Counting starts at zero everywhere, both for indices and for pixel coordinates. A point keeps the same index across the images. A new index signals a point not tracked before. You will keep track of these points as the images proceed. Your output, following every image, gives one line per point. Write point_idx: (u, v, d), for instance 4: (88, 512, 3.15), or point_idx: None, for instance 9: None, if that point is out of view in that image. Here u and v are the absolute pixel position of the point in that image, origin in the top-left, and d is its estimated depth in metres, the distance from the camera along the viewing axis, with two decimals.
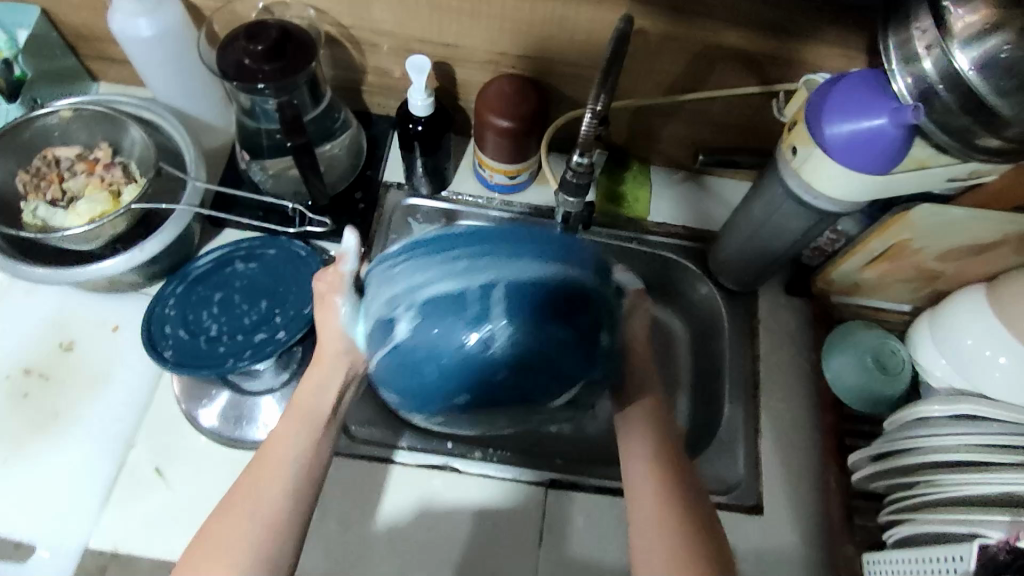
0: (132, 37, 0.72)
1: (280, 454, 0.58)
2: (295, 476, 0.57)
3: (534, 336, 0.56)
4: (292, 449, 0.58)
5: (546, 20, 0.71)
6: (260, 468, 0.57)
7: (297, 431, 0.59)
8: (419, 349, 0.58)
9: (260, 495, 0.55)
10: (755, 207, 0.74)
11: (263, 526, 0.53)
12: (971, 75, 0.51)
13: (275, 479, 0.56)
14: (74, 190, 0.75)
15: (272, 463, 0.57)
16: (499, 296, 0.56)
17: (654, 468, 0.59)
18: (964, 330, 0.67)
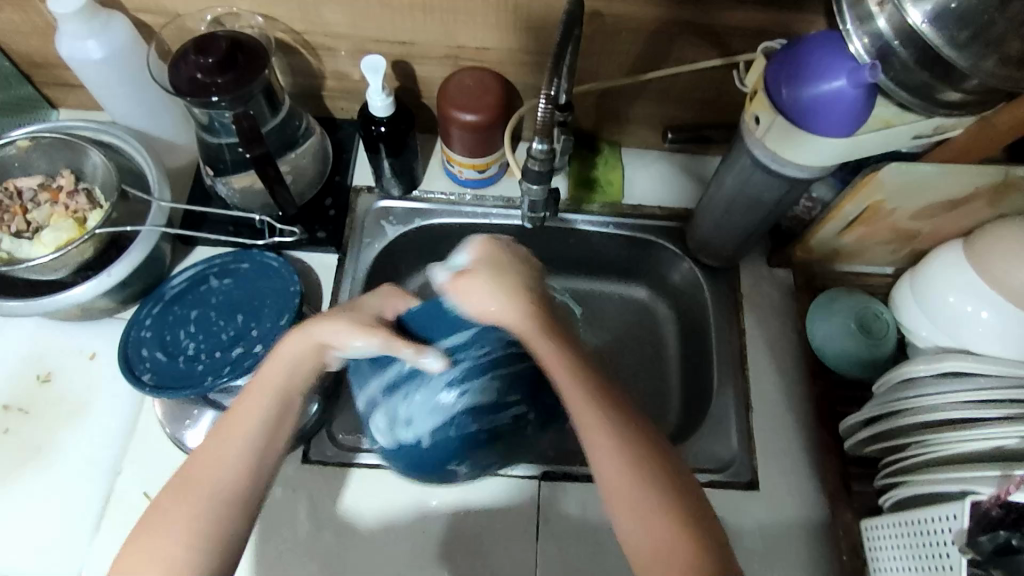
0: (81, 60, 0.71)
1: (221, 451, 0.54)
2: (231, 480, 0.53)
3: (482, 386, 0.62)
4: (230, 454, 0.54)
5: (498, 9, 0.71)
6: (197, 468, 0.53)
7: (239, 431, 0.55)
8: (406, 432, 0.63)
9: (218, 470, 0.53)
10: (726, 179, 0.73)
11: (197, 534, 0.50)
12: (926, 28, 0.49)
13: (234, 455, 0.54)
14: (39, 220, 0.74)
15: (208, 465, 0.53)
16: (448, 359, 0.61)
17: (622, 450, 0.52)
18: (944, 286, 0.66)
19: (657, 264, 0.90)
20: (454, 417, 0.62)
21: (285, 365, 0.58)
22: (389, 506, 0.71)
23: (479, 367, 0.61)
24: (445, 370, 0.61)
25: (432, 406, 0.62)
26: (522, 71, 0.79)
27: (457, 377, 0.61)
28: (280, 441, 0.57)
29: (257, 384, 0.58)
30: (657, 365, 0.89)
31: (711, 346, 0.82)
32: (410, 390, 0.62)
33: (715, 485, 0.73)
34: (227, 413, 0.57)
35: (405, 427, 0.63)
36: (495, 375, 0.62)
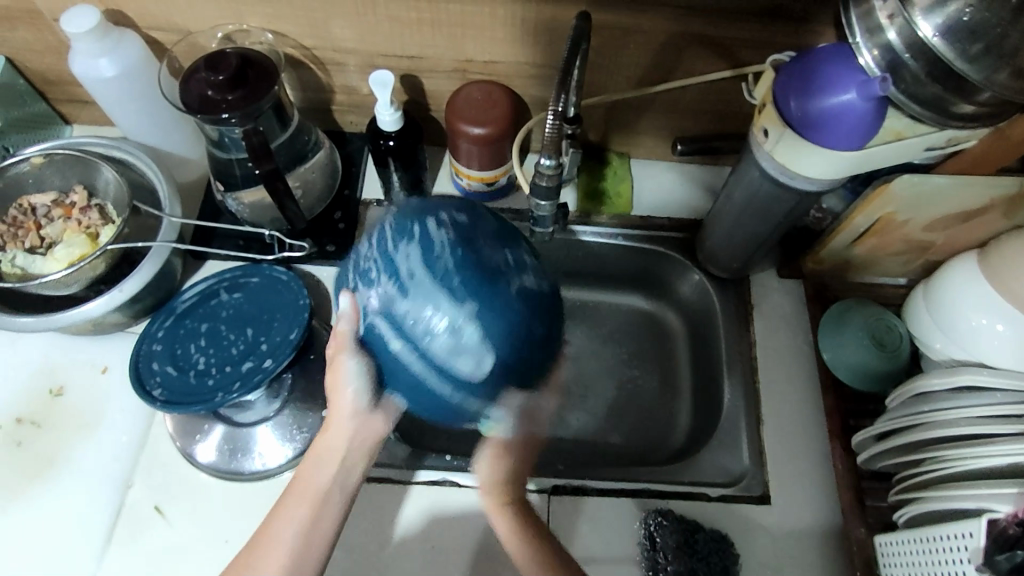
0: (93, 78, 0.72)
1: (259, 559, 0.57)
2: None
3: (413, 245, 0.50)
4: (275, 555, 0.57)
5: (506, 24, 0.71)
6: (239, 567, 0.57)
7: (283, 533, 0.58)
8: (451, 326, 0.49)
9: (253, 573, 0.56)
10: (736, 191, 0.73)
11: None
12: (937, 41, 0.49)
13: (275, 556, 0.57)
14: (52, 236, 0.75)
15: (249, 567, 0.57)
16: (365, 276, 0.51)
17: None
18: (957, 300, 0.65)
19: (667, 275, 0.89)
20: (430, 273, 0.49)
21: (314, 467, 0.61)
22: (398, 522, 0.70)
23: (388, 249, 0.51)
24: (372, 289, 0.51)
25: (416, 298, 0.49)
26: (530, 84, 0.79)
27: (392, 266, 0.50)
28: (321, 542, 0.59)
29: (295, 485, 0.61)
30: (668, 378, 0.88)
31: (720, 358, 0.81)
32: (396, 320, 0.50)
33: (727, 499, 0.72)
34: (271, 511, 0.60)
35: (447, 329, 0.49)
36: (396, 237, 0.51)
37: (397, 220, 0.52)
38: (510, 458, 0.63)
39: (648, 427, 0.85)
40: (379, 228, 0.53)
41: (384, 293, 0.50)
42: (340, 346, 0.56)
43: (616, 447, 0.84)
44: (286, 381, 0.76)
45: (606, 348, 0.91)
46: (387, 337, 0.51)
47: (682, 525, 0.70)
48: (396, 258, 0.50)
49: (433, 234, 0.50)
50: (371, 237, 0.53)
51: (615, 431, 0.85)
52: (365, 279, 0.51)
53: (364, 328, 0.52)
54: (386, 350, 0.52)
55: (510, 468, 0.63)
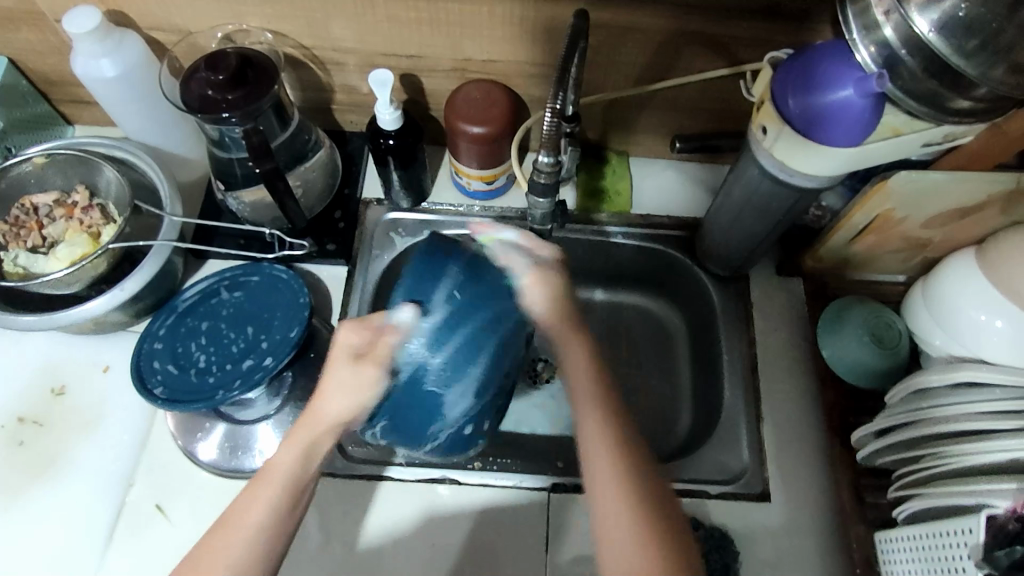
0: (95, 78, 0.72)
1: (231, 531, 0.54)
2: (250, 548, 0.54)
3: (489, 299, 0.59)
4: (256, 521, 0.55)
5: (505, 23, 0.71)
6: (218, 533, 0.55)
7: (257, 501, 0.55)
8: (491, 390, 0.62)
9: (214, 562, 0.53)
10: (734, 188, 0.73)
11: None
12: (932, 37, 0.49)
13: (235, 546, 0.54)
14: (55, 236, 0.76)
15: (229, 534, 0.54)
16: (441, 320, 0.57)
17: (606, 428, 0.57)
18: (957, 296, 0.65)
19: (668, 273, 0.89)
20: (497, 346, 0.59)
21: (299, 458, 0.57)
22: (398, 519, 0.70)
23: (462, 307, 0.58)
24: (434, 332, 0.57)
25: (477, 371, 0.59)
26: (529, 83, 0.79)
27: (483, 331, 0.58)
28: (284, 532, 0.56)
29: (266, 472, 0.57)
30: (668, 378, 0.88)
31: (720, 356, 0.81)
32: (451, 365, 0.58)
33: (726, 497, 0.72)
34: (239, 499, 0.56)
35: (471, 397, 0.61)
36: (487, 304, 0.58)
37: (462, 271, 0.59)
38: (550, 287, 0.62)
39: (649, 426, 0.85)
40: (450, 271, 0.59)
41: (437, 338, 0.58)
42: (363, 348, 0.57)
43: None
44: (286, 379, 0.75)
45: (606, 348, 0.91)
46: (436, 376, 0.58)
47: None
48: (473, 308, 0.58)
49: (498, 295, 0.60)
50: (443, 272, 0.59)
51: None
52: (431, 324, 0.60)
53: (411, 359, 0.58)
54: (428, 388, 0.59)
55: (557, 296, 0.62)
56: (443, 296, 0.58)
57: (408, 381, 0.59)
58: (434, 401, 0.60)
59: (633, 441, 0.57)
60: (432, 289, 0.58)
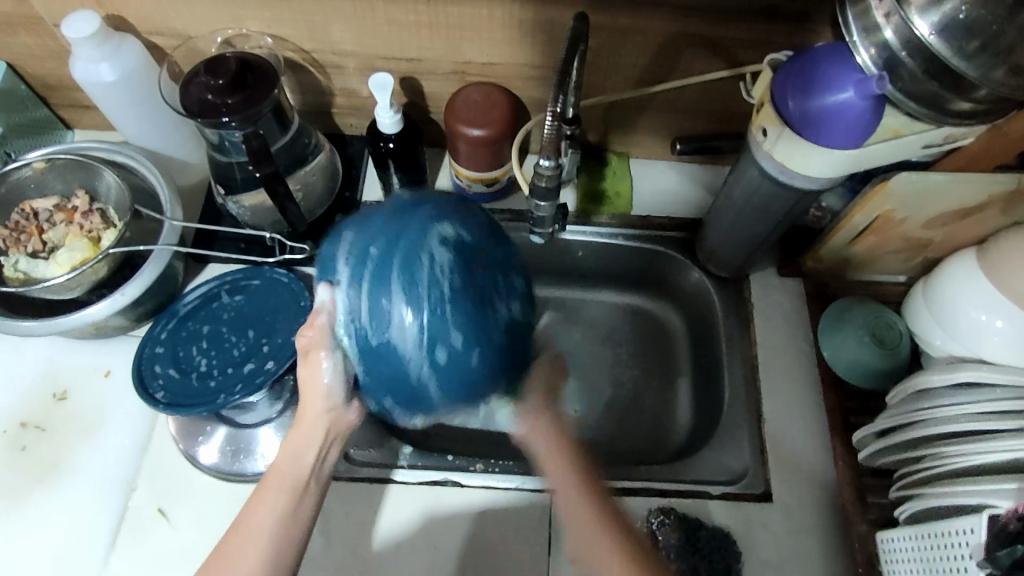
0: (94, 82, 0.72)
1: (252, 525, 0.56)
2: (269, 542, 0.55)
3: (396, 224, 0.51)
4: (269, 516, 0.56)
5: (505, 26, 0.71)
6: (234, 534, 0.56)
7: (271, 497, 0.57)
8: (426, 323, 0.49)
9: (238, 564, 0.54)
10: (734, 189, 0.73)
11: None
12: (933, 40, 0.49)
13: (251, 542, 0.55)
14: (55, 240, 0.76)
15: (245, 532, 0.55)
16: (347, 266, 0.51)
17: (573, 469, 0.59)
18: (957, 296, 0.65)
19: (668, 274, 0.89)
20: (406, 261, 0.49)
21: (292, 455, 0.59)
22: (401, 521, 0.71)
23: (370, 242, 0.51)
24: (348, 286, 0.51)
25: (409, 303, 0.49)
26: (529, 85, 0.79)
27: (383, 259, 0.50)
28: (299, 528, 0.57)
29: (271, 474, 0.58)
30: (668, 377, 0.89)
31: (721, 357, 0.81)
32: (377, 312, 0.50)
33: (728, 497, 0.72)
34: (246, 506, 0.58)
35: (415, 337, 0.49)
36: (379, 240, 0.51)
37: (364, 217, 0.53)
38: (547, 414, 0.61)
39: (650, 427, 0.85)
40: (357, 222, 0.54)
41: (355, 285, 0.51)
42: (315, 341, 0.56)
43: (617, 445, 0.84)
44: (288, 383, 0.75)
45: (606, 349, 0.91)
46: (369, 332, 0.50)
47: (684, 524, 0.70)
48: (376, 242, 0.50)
49: (404, 217, 0.51)
50: (347, 229, 0.54)
51: (616, 432, 0.85)
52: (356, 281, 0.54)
53: (343, 326, 0.52)
54: (372, 345, 0.51)
55: (548, 426, 0.61)
56: (345, 256, 0.52)
57: (364, 347, 0.51)
58: (390, 352, 0.50)
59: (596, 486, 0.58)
60: (334, 258, 0.53)
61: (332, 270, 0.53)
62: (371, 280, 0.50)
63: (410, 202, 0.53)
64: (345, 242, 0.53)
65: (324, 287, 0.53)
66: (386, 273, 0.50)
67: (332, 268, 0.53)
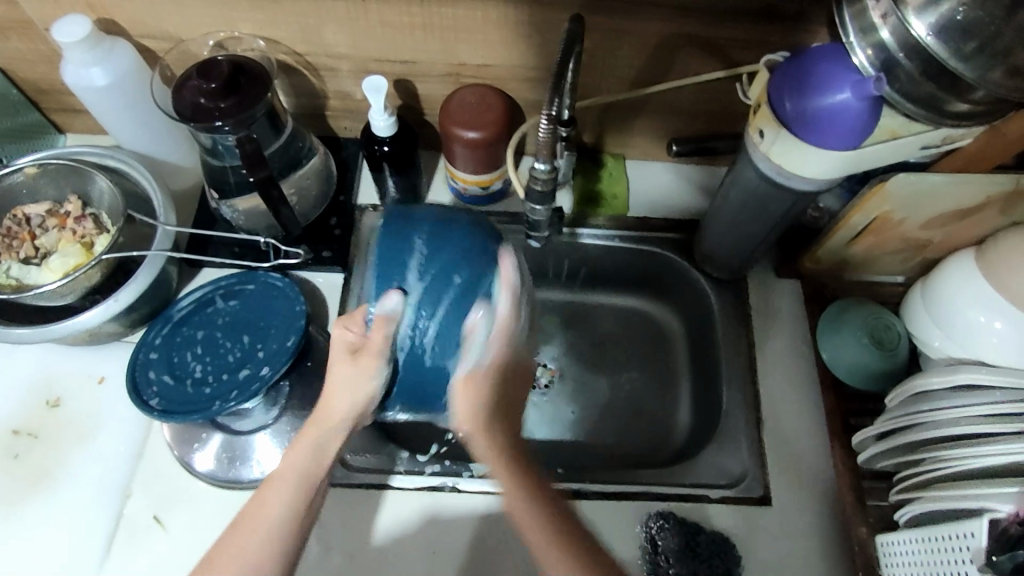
0: (86, 87, 0.71)
1: (266, 512, 0.55)
2: (281, 531, 0.54)
3: (476, 259, 0.56)
4: (282, 504, 0.55)
5: (499, 27, 0.71)
6: (245, 522, 0.54)
7: (285, 486, 0.56)
8: (489, 361, 0.57)
9: (243, 555, 0.53)
10: (731, 191, 0.72)
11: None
12: (930, 40, 0.49)
13: (263, 532, 0.54)
14: (47, 246, 0.75)
15: (258, 520, 0.54)
16: (428, 287, 0.54)
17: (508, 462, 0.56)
18: (957, 298, 0.65)
19: (666, 276, 0.88)
20: (488, 300, 0.56)
21: (310, 451, 0.58)
22: (397, 526, 0.70)
23: (455, 271, 0.55)
24: (425, 306, 0.54)
25: (480, 339, 0.56)
26: (524, 87, 0.79)
27: (467, 290, 0.55)
28: (304, 524, 0.56)
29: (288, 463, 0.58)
30: (667, 379, 0.88)
31: (720, 359, 0.80)
32: (450, 341, 0.55)
33: (727, 501, 0.72)
34: (251, 501, 0.56)
35: (470, 369, 0.56)
36: (462, 270, 0.55)
37: (434, 230, 0.56)
38: (485, 391, 0.56)
39: (649, 430, 0.85)
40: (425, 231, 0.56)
41: (433, 308, 0.54)
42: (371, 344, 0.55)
43: (615, 449, 0.84)
44: (284, 389, 0.75)
45: (604, 352, 0.91)
46: (433, 355, 0.55)
47: (683, 528, 0.69)
48: (461, 272, 0.55)
49: (486, 252, 0.57)
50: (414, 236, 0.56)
51: (615, 435, 0.85)
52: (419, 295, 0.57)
53: (405, 341, 0.55)
54: (426, 368, 0.55)
55: (485, 409, 0.56)
56: (416, 269, 0.55)
57: (413, 364, 0.55)
58: (440, 379, 0.56)
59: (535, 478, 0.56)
60: (402, 262, 0.55)
61: (398, 278, 0.55)
62: (452, 308, 0.55)
63: (486, 235, 0.58)
64: (411, 253, 0.55)
65: (394, 295, 0.54)
66: (469, 309, 0.55)
67: (399, 276, 0.55)
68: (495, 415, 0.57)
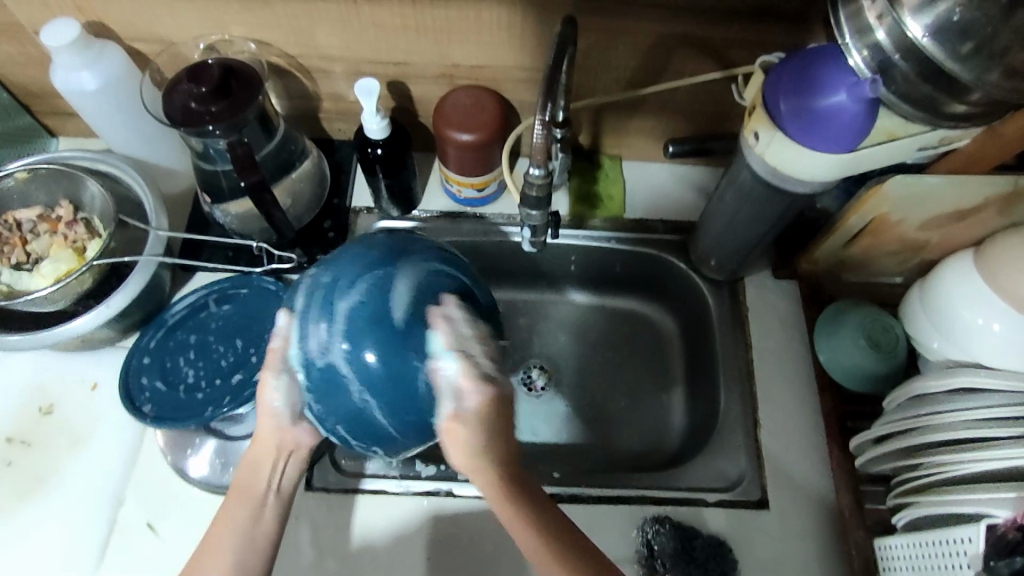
0: (76, 91, 0.71)
1: (221, 537, 0.56)
2: (238, 555, 0.55)
3: (356, 257, 0.51)
4: (234, 528, 0.56)
5: (492, 29, 0.70)
6: (203, 549, 0.56)
7: (234, 510, 0.57)
8: (370, 362, 0.48)
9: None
10: (727, 194, 0.72)
11: None
12: (927, 43, 0.47)
13: (218, 560, 0.55)
14: (39, 251, 0.75)
15: (213, 545, 0.56)
16: (302, 298, 0.51)
17: (540, 543, 0.53)
18: (955, 300, 0.64)
19: (662, 278, 0.88)
20: (355, 278, 0.50)
21: (253, 471, 0.59)
22: (392, 530, 0.70)
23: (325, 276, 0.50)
24: (301, 319, 0.50)
25: (355, 336, 0.48)
26: (519, 88, 0.78)
27: (333, 281, 0.50)
28: (265, 539, 0.57)
29: (240, 487, 0.59)
30: (661, 381, 0.88)
31: (715, 361, 0.80)
32: (325, 349, 0.49)
33: (723, 504, 0.72)
34: (210, 526, 0.58)
35: (359, 376, 0.48)
36: (330, 267, 0.51)
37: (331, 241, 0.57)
38: (473, 428, 0.53)
39: (644, 433, 0.84)
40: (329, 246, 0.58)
41: (306, 316, 0.50)
42: (269, 359, 0.54)
43: (611, 452, 0.83)
44: None
45: (597, 352, 0.90)
46: (318, 368, 0.49)
47: (679, 533, 0.69)
48: (332, 273, 0.50)
49: (361, 251, 0.52)
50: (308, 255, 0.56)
51: (614, 437, 0.84)
52: (294, 311, 0.51)
53: (294, 359, 0.50)
54: (319, 385, 0.49)
55: (474, 447, 0.53)
56: (301, 284, 0.52)
57: (311, 379, 0.49)
58: (338, 381, 0.49)
59: (581, 557, 0.52)
60: (291, 290, 0.53)
61: (285, 299, 0.53)
62: (323, 311, 0.49)
63: (368, 241, 0.53)
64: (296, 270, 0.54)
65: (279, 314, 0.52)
66: (337, 309, 0.49)
67: (286, 298, 0.53)
68: (494, 453, 0.54)
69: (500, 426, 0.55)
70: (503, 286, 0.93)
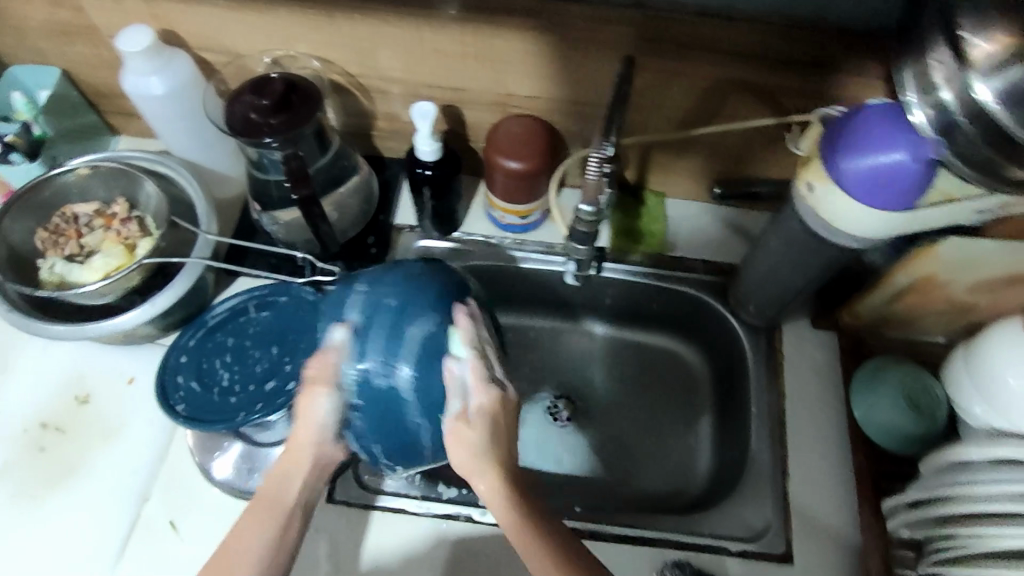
0: (143, 95, 0.73)
1: (245, 547, 0.56)
2: (261, 566, 0.55)
3: (415, 289, 0.57)
4: (258, 538, 0.56)
5: (550, 62, 0.71)
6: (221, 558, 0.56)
7: (259, 519, 0.57)
8: (426, 386, 0.55)
9: None
10: (773, 240, 0.71)
11: None
12: (998, 108, 0.46)
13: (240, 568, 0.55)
14: (92, 245, 0.77)
15: (233, 556, 0.55)
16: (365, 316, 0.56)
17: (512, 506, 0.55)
18: (1002, 366, 0.62)
19: (698, 318, 0.87)
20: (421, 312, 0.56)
21: (279, 483, 0.59)
22: (409, 551, 0.69)
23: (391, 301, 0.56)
24: (363, 338, 0.55)
25: (418, 362, 0.55)
26: (570, 120, 0.79)
27: (400, 308, 0.56)
28: (285, 551, 0.57)
29: (264, 497, 0.59)
30: (686, 423, 0.87)
31: (748, 407, 0.79)
32: (387, 369, 0.54)
33: (746, 555, 0.70)
34: (229, 535, 0.57)
35: (413, 398, 0.54)
36: (396, 294, 0.57)
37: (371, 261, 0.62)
38: (480, 430, 0.56)
39: (667, 474, 0.83)
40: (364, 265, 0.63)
41: (370, 335, 0.55)
42: (320, 374, 0.55)
43: (634, 491, 0.82)
44: None
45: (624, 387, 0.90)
46: (373, 385, 0.54)
47: None
48: (398, 300, 0.56)
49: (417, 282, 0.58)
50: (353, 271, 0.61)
51: (637, 475, 0.83)
52: (355, 328, 0.55)
53: (350, 374, 0.55)
54: (371, 403, 0.55)
55: (481, 446, 0.56)
56: (358, 300, 0.57)
57: (365, 396, 0.55)
58: (394, 401, 0.54)
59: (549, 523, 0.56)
60: (343, 305, 0.57)
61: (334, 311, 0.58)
62: (389, 334, 0.55)
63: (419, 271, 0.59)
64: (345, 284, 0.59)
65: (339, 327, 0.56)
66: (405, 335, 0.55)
67: (335, 311, 0.58)
68: (487, 442, 0.56)
69: (504, 443, 0.58)
70: (509, 312, 0.93)
